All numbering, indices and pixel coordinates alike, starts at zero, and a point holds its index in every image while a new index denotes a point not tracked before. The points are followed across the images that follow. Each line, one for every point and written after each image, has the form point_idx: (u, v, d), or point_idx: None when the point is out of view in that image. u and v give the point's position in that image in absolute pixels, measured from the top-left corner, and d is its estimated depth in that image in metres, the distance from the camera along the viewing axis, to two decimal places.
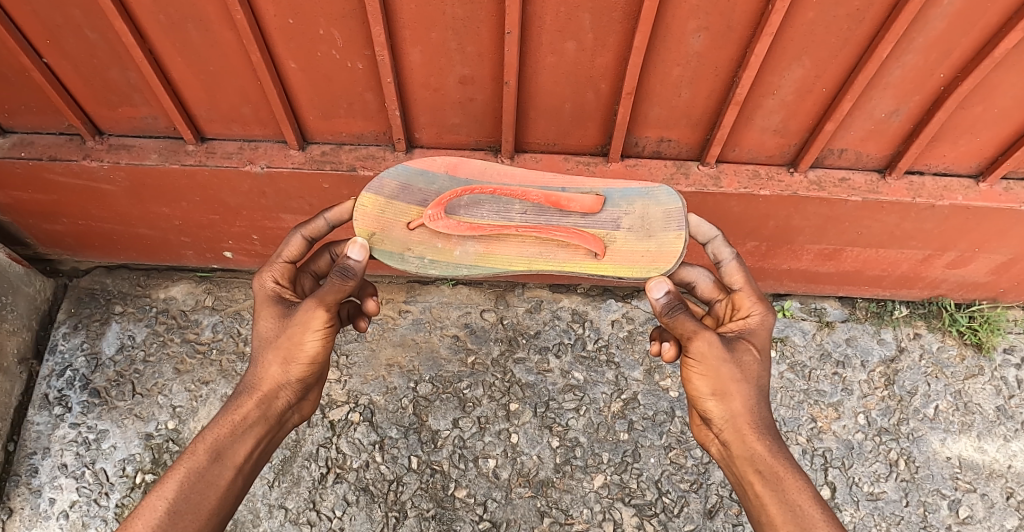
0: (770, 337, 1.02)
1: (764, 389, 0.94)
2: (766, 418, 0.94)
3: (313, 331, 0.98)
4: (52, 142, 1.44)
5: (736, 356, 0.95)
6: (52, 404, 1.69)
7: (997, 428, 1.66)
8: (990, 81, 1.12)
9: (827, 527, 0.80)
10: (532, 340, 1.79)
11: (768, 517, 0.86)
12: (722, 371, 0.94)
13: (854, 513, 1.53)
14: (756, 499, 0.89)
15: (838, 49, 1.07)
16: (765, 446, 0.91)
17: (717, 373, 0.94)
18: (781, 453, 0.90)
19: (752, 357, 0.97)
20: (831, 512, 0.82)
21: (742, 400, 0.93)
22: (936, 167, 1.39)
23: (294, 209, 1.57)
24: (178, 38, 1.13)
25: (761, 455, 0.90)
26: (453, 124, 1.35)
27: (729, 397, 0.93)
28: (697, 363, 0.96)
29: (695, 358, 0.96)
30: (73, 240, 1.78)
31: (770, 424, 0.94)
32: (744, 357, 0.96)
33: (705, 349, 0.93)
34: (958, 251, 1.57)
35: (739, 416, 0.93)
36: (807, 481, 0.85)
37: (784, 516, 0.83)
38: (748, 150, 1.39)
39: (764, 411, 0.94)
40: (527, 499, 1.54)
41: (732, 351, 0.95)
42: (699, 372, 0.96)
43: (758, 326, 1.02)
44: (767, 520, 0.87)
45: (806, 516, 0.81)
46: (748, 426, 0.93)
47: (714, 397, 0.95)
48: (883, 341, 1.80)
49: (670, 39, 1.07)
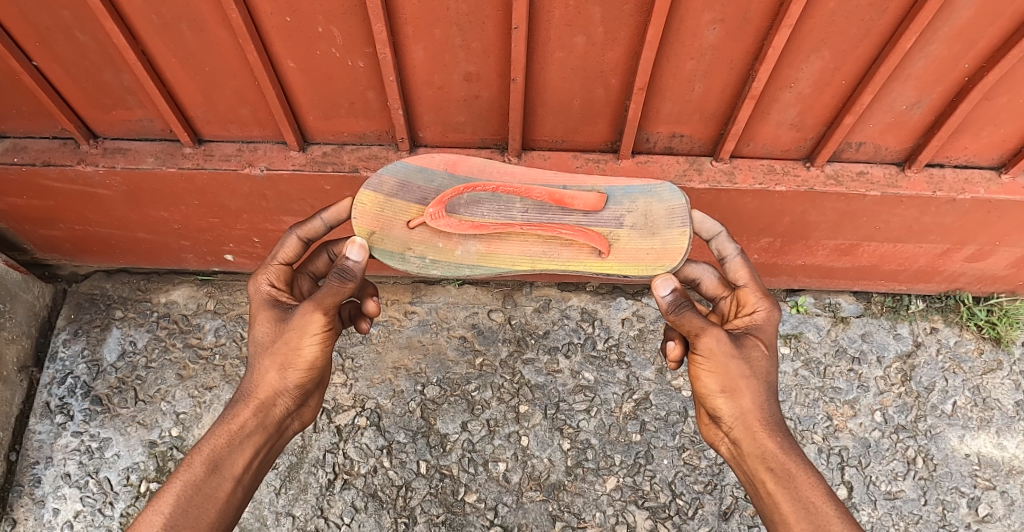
0: (776, 332, 1.00)
1: (774, 385, 0.91)
2: (776, 414, 0.91)
3: (310, 336, 0.94)
4: (46, 147, 1.39)
5: (745, 351, 0.92)
6: (53, 412, 1.66)
7: (1016, 424, 1.62)
8: (1017, 71, 1.07)
9: (842, 524, 0.78)
10: (541, 340, 1.76)
11: (781, 515, 0.84)
12: (730, 367, 0.90)
13: (871, 513, 1.51)
14: (768, 498, 0.87)
15: (859, 41, 1.03)
16: (776, 442, 0.88)
17: (725, 370, 0.91)
18: (793, 449, 0.88)
19: (761, 352, 0.94)
20: (846, 509, 0.80)
21: (751, 397, 0.90)
22: (956, 159, 1.34)
23: (295, 211, 1.52)
24: (171, 38, 1.08)
25: (771, 452, 0.88)
26: (458, 122, 1.31)
27: (739, 394, 0.90)
28: (705, 359, 0.92)
29: (702, 353, 0.92)
30: (70, 245, 1.74)
31: (780, 420, 0.91)
32: (753, 353, 0.93)
33: (712, 345, 0.90)
34: (978, 245, 1.53)
35: (748, 413, 0.90)
36: (819, 478, 0.83)
37: (797, 514, 0.81)
38: (763, 144, 1.34)
39: (774, 408, 0.91)
40: (538, 503, 1.51)
41: (740, 347, 0.92)
42: (707, 369, 0.92)
43: (763, 321, 1.00)
44: (779, 518, 0.85)
45: (820, 514, 0.80)
46: (758, 423, 0.90)
47: (723, 394, 0.91)
48: (899, 336, 1.77)
49: (684, 32, 1.02)
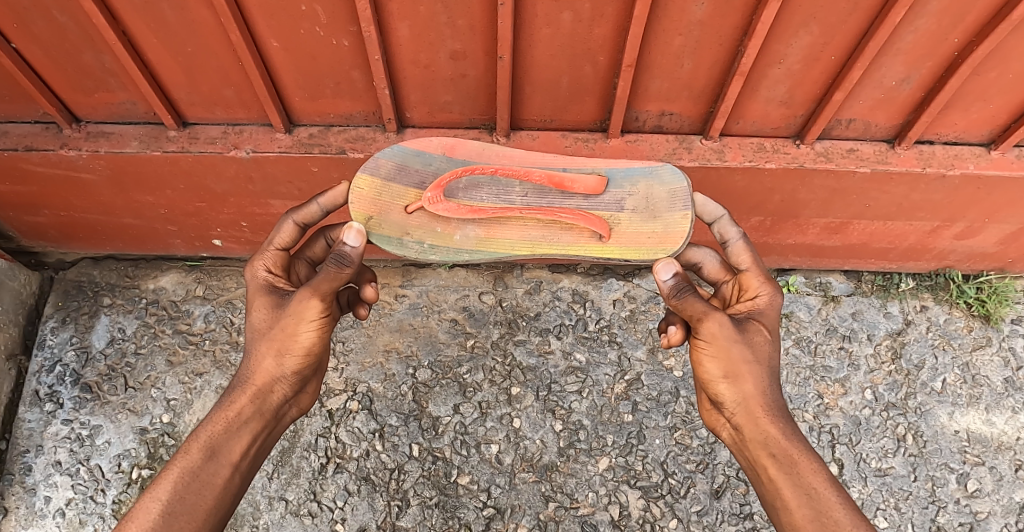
0: (779, 317, 0.99)
1: (776, 370, 0.90)
2: (778, 399, 0.90)
3: (307, 322, 0.93)
4: (27, 131, 1.37)
5: (748, 337, 0.91)
6: (43, 400, 1.65)
7: (1005, 400, 1.64)
8: (1006, 44, 1.07)
9: (844, 510, 0.77)
10: (532, 322, 1.76)
11: (784, 501, 0.83)
12: (733, 352, 0.90)
13: (861, 490, 1.52)
14: (770, 483, 0.86)
15: (848, 15, 1.01)
16: (779, 427, 0.87)
17: (728, 355, 0.90)
18: (795, 435, 0.87)
19: (763, 337, 0.93)
20: (847, 494, 0.80)
21: (754, 382, 0.90)
22: (946, 136, 1.34)
23: (283, 194, 1.51)
24: (151, 17, 1.06)
25: (774, 437, 0.87)
26: (445, 102, 1.30)
27: (741, 379, 0.90)
28: (707, 343, 0.91)
29: (704, 339, 0.92)
30: (56, 232, 1.72)
31: (781, 405, 0.90)
32: (755, 337, 0.92)
33: (715, 330, 0.89)
34: (967, 221, 1.53)
35: (750, 398, 0.90)
36: (821, 463, 0.82)
37: (799, 499, 0.81)
38: (752, 122, 1.34)
39: (776, 393, 0.91)
40: (531, 484, 1.52)
41: (742, 331, 0.91)
42: (709, 354, 0.92)
43: (765, 306, 0.99)
44: (781, 505, 0.84)
45: (823, 500, 0.79)
46: (761, 408, 0.89)
47: (725, 379, 0.91)
48: (890, 314, 1.77)
49: (672, 7, 1.01)
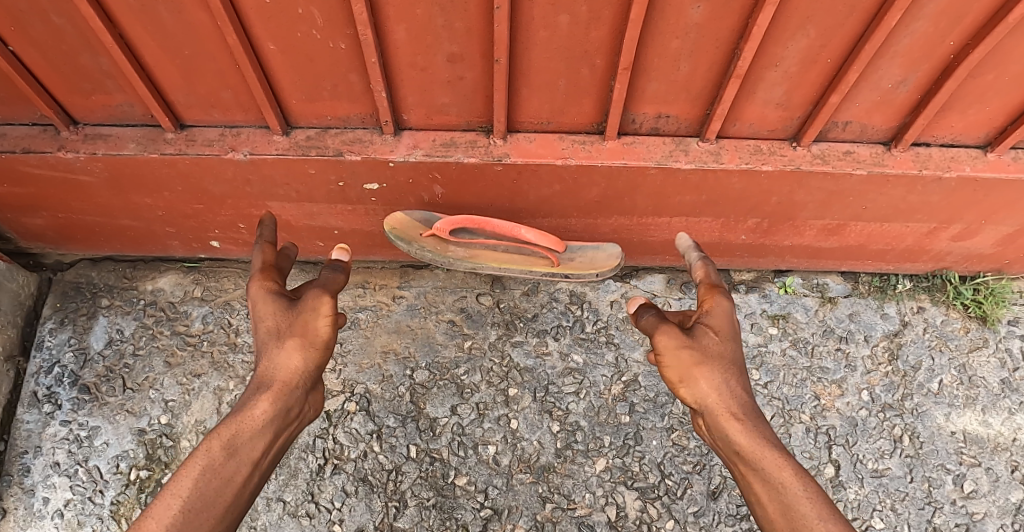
0: (734, 322, 1.03)
1: (732, 371, 0.93)
2: (742, 397, 0.91)
3: (324, 316, 1.00)
4: (25, 133, 1.37)
5: (699, 341, 0.97)
6: (41, 401, 1.65)
7: (1001, 401, 1.64)
8: (1003, 47, 1.07)
9: (813, 504, 0.73)
10: (529, 323, 1.76)
11: (763, 506, 0.80)
12: (683, 356, 0.95)
13: (858, 490, 1.52)
14: (745, 483, 0.84)
15: (845, 18, 1.02)
16: (744, 425, 0.87)
17: (679, 360, 0.95)
18: (764, 429, 0.86)
19: (714, 340, 0.98)
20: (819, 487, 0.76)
21: (710, 382, 0.92)
22: (943, 138, 1.34)
23: (280, 196, 1.51)
24: (148, 19, 1.06)
25: (737, 436, 0.86)
26: (442, 104, 1.30)
27: (696, 381, 0.93)
28: (664, 353, 0.97)
29: (660, 351, 0.98)
30: (54, 233, 1.72)
31: (748, 403, 0.91)
32: (706, 342, 0.97)
33: (666, 340, 0.97)
34: (964, 223, 1.53)
35: (709, 399, 0.92)
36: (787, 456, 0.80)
37: (769, 495, 0.78)
38: (749, 124, 1.34)
39: (738, 392, 0.92)
40: (528, 485, 1.52)
41: (693, 338, 0.97)
42: (665, 363, 0.97)
43: (719, 312, 1.03)
44: (761, 508, 0.81)
45: (790, 490, 0.76)
46: (724, 407, 0.90)
47: (682, 383, 0.95)
48: (887, 315, 1.78)
49: (669, 11, 1.01)
